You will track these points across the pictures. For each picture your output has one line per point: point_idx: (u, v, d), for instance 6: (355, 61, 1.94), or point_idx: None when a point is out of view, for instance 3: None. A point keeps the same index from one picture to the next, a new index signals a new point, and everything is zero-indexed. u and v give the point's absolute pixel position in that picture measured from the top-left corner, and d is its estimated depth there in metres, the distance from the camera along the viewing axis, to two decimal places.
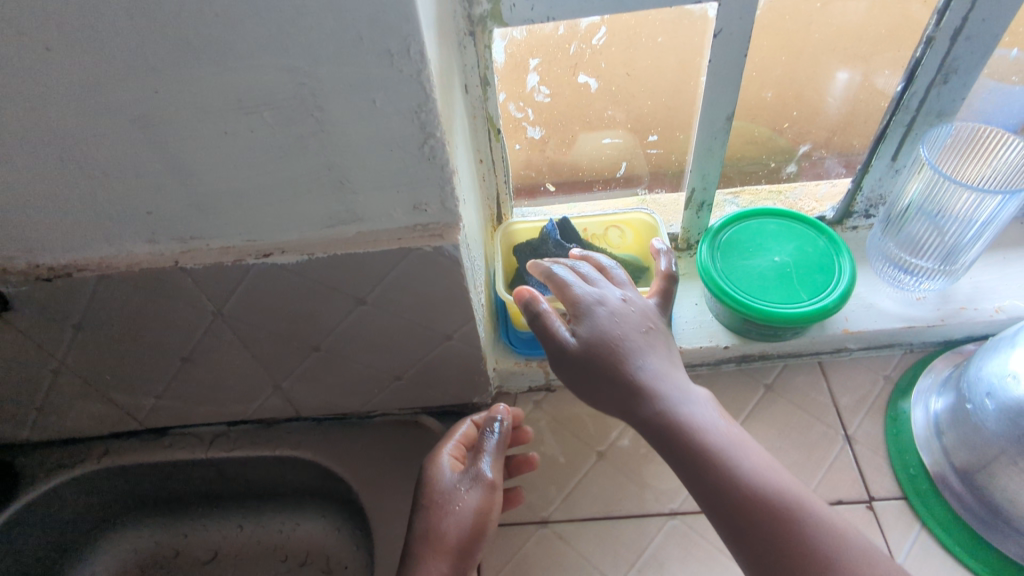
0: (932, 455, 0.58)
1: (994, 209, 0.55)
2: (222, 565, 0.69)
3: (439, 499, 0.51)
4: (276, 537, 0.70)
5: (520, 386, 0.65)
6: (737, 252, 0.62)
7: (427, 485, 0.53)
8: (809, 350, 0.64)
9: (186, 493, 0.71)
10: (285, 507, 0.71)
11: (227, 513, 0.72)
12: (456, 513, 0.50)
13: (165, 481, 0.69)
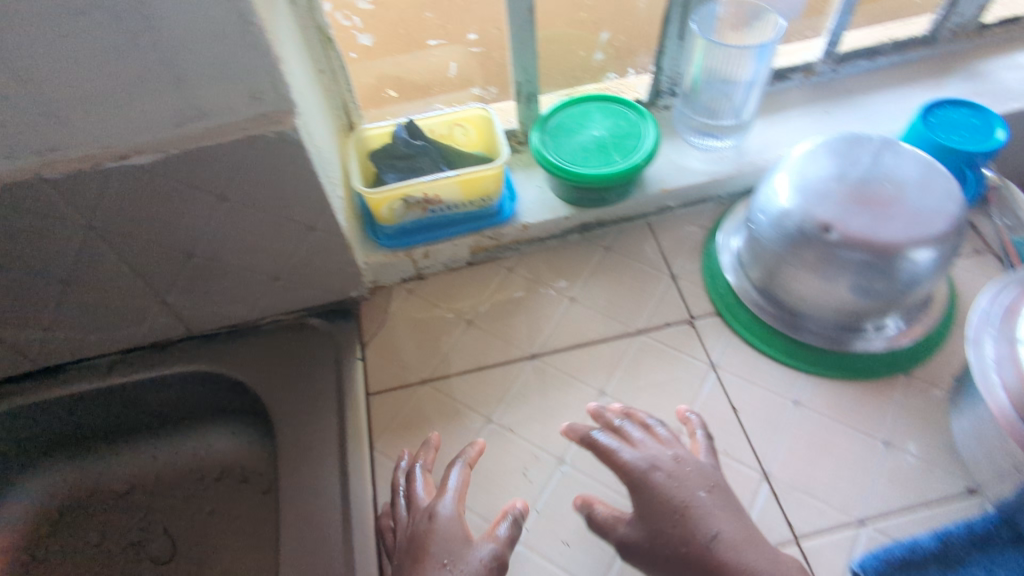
0: (735, 276, 0.70)
1: (760, 61, 0.67)
2: (139, 492, 0.73)
3: (438, 526, 0.48)
4: (190, 459, 0.75)
5: (394, 278, 0.73)
6: (565, 133, 0.71)
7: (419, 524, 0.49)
8: (636, 212, 0.76)
9: (94, 430, 0.74)
10: (196, 431, 0.76)
11: (139, 445, 0.75)
12: (443, 550, 0.47)
13: (71, 418, 0.73)
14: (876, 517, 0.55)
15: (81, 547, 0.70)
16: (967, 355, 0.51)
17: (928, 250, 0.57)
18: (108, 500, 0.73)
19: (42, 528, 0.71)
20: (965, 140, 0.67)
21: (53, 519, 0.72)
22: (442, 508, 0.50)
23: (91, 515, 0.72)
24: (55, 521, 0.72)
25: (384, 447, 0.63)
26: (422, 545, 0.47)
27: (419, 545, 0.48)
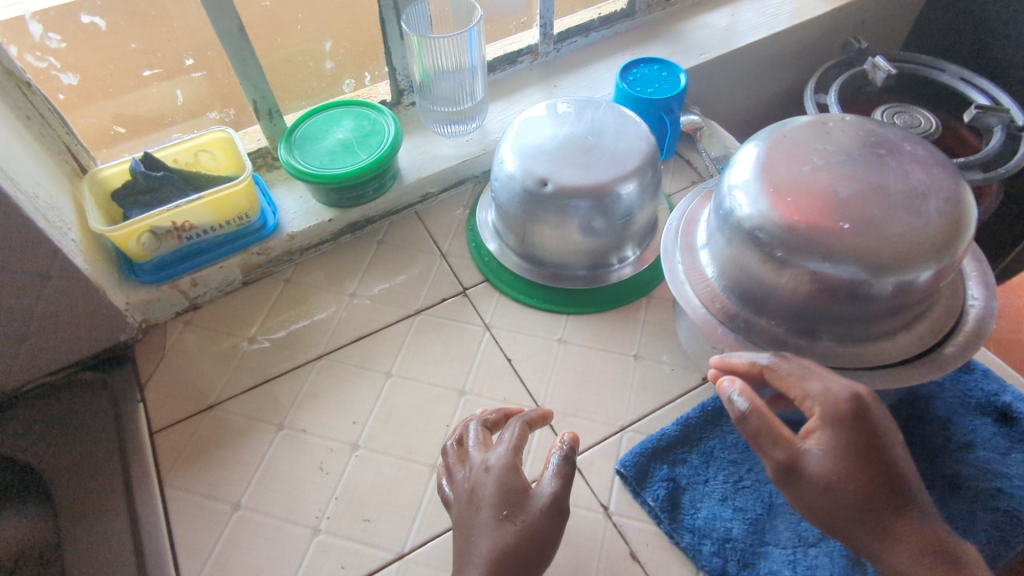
0: (494, 243, 0.76)
1: (467, 47, 0.75)
2: None
3: (501, 491, 0.46)
4: None
5: (166, 313, 0.72)
6: (310, 141, 0.74)
7: (504, 474, 0.47)
8: (400, 204, 0.80)
9: None
10: None
11: None
12: (502, 501, 0.46)
13: None
14: (636, 419, 0.62)
15: None
16: (663, 268, 0.58)
17: (630, 182, 0.66)
18: None
19: None
20: (656, 90, 0.78)
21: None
22: (492, 457, 0.49)
23: None
24: None
25: (172, 482, 0.61)
26: (479, 497, 0.47)
27: (477, 497, 0.47)
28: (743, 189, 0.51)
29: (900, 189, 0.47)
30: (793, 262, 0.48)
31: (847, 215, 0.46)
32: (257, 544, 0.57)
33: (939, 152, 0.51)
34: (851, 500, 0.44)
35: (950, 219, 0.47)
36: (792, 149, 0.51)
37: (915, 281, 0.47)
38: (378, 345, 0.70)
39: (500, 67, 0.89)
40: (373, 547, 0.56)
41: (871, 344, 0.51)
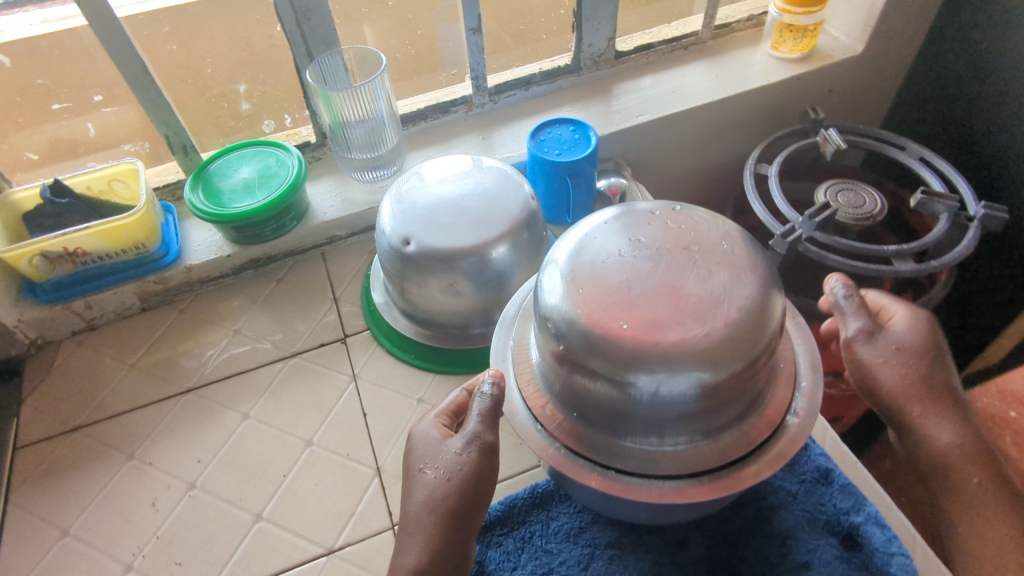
0: (382, 292, 0.76)
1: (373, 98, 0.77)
2: None
3: (428, 452, 0.52)
4: None
5: (61, 331, 0.75)
6: (216, 180, 0.77)
7: (430, 439, 0.53)
8: (306, 245, 0.82)
9: None
10: None
11: None
12: (425, 459, 0.52)
13: None
14: None
15: None
16: (493, 349, 0.56)
17: (494, 250, 0.65)
18: None
19: None
20: (562, 152, 0.77)
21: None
22: (423, 425, 0.54)
23: None
24: None
25: (17, 498, 0.64)
26: (409, 464, 0.53)
27: (409, 463, 0.53)
28: (553, 275, 0.49)
29: (695, 292, 0.45)
30: (577, 359, 0.45)
31: (631, 316, 0.44)
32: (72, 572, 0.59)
33: (759, 255, 0.49)
34: (913, 381, 0.55)
35: (740, 328, 0.44)
36: (606, 237, 0.49)
37: (700, 392, 0.44)
38: (246, 384, 0.71)
39: (432, 115, 0.90)
40: None
41: (671, 452, 0.47)
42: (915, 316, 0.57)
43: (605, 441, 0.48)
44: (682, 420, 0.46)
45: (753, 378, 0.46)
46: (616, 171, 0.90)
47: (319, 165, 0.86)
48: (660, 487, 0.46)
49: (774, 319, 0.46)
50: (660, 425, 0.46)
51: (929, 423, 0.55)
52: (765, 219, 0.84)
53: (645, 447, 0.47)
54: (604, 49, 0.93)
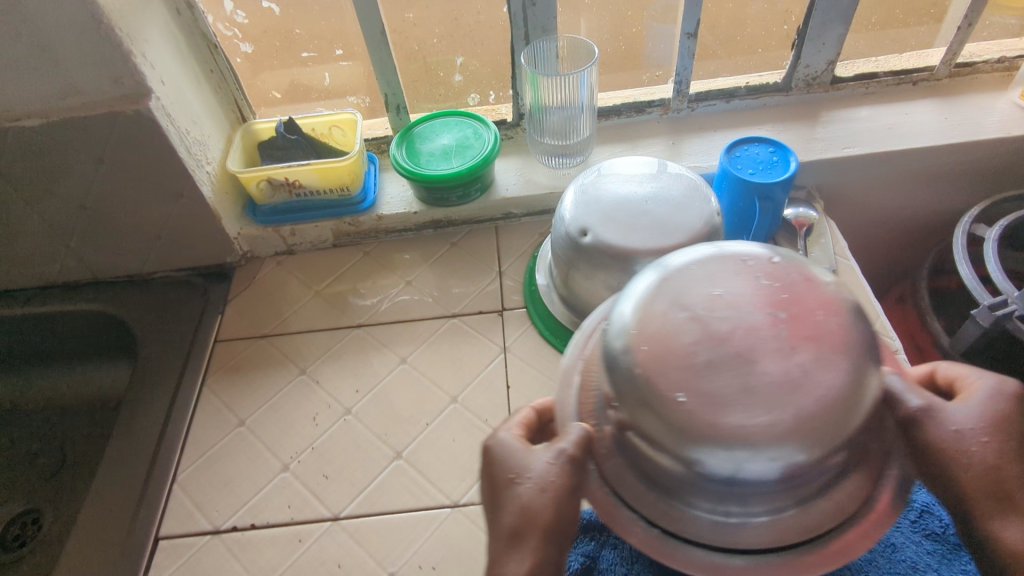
0: (544, 275, 0.78)
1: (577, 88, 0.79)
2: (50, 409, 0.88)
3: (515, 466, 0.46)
4: (89, 385, 0.88)
5: (267, 250, 0.86)
6: (418, 141, 0.83)
7: (512, 454, 0.47)
8: (484, 216, 0.86)
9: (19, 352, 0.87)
10: (93, 362, 0.88)
11: (52, 368, 0.88)
12: (514, 470, 0.46)
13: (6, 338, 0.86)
14: None
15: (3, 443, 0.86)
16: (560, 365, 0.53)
17: None
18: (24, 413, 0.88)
19: None
20: (756, 172, 0.74)
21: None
22: (501, 437, 0.49)
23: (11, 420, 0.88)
24: None
25: (211, 382, 0.74)
26: (495, 475, 0.47)
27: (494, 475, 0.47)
28: (622, 314, 0.44)
29: (769, 370, 0.39)
30: (629, 414, 0.41)
31: (692, 386, 0.39)
32: (241, 458, 0.68)
33: (867, 340, 0.42)
34: (976, 467, 0.43)
35: (813, 421, 0.38)
36: (686, 284, 0.43)
37: (760, 478, 0.38)
38: (408, 332, 0.77)
39: (626, 113, 0.91)
40: (317, 500, 0.64)
41: (725, 526, 0.41)
42: (998, 391, 0.45)
43: (655, 498, 0.43)
44: (745, 500, 0.40)
45: (829, 464, 0.39)
46: (807, 202, 0.85)
47: (510, 144, 0.90)
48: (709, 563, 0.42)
49: (862, 408, 0.40)
50: (717, 500, 0.41)
51: (996, 517, 0.43)
52: (971, 285, 0.76)
53: (708, 517, 0.41)
54: (822, 72, 0.88)
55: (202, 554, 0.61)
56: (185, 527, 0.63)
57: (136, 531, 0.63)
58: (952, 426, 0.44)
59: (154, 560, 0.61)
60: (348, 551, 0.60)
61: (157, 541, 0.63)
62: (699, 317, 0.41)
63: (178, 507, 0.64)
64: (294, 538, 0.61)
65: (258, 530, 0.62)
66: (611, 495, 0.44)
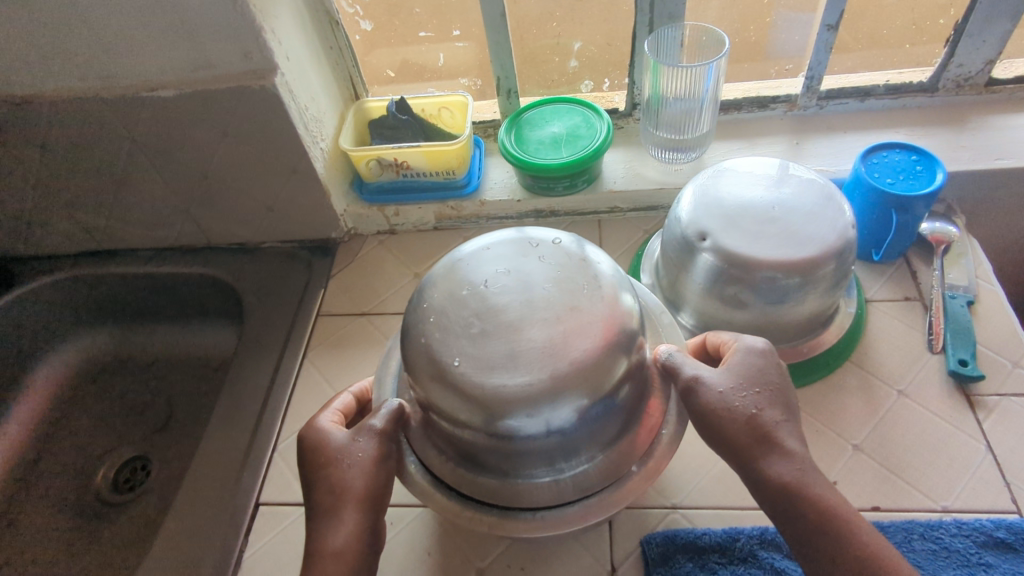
0: (649, 275, 0.75)
1: (703, 79, 0.74)
2: (163, 366, 0.92)
3: (334, 453, 0.51)
4: (202, 347, 0.92)
5: (370, 229, 0.87)
6: (528, 127, 0.81)
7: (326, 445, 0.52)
8: (588, 208, 0.83)
9: (143, 307, 0.93)
10: (207, 324, 0.92)
11: (170, 326, 0.93)
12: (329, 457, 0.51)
13: (131, 292, 0.92)
14: (691, 505, 0.59)
15: (119, 393, 0.91)
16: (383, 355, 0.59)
17: (793, 272, 0.60)
18: (140, 366, 0.93)
19: (96, 366, 0.92)
20: (897, 182, 0.68)
21: (95, 371, 0.92)
22: (324, 421, 0.54)
23: (128, 372, 0.92)
24: (103, 367, 0.92)
25: (311, 355, 0.76)
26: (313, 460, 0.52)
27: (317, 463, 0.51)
28: (428, 295, 0.51)
29: (532, 338, 0.46)
30: (425, 384, 0.49)
31: (467, 353, 0.46)
32: None
33: (614, 315, 0.49)
34: (740, 417, 0.48)
35: (569, 380, 0.46)
36: (478, 265, 0.51)
37: (512, 430, 0.46)
38: None
39: (747, 107, 0.85)
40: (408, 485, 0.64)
41: (514, 484, 0.50)
42: (747, 349, 0.52)
43: (461, 470, 0.51)
44: (522, 457, 0.48)
45: (608, 408, 0.48)
46: (945, 216, 0.77)
47: (620, 134, 0.87)
48: (493, 518, 0.50)
49: (604, 373, 0.47)
50: (506, 456, 0.49)
51: (765, 456, 0.47)
52: None
53: (545, 480, 0.50)
54: (977, 73, 0.79)
55: (298, 524, 0.63)
56: (283, 496, 0.65)
57: (239, 493, 0.66)
58: (715, 387, 0.49)
59: (253, 524, 0.64)
60: (437, 541, 0.60)
61: (257, 506, 0.65)
62: (481, 293, 0.48)
63: (277, 475, 0.67)
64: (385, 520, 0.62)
65: None
66: (423, 471, 0.53)
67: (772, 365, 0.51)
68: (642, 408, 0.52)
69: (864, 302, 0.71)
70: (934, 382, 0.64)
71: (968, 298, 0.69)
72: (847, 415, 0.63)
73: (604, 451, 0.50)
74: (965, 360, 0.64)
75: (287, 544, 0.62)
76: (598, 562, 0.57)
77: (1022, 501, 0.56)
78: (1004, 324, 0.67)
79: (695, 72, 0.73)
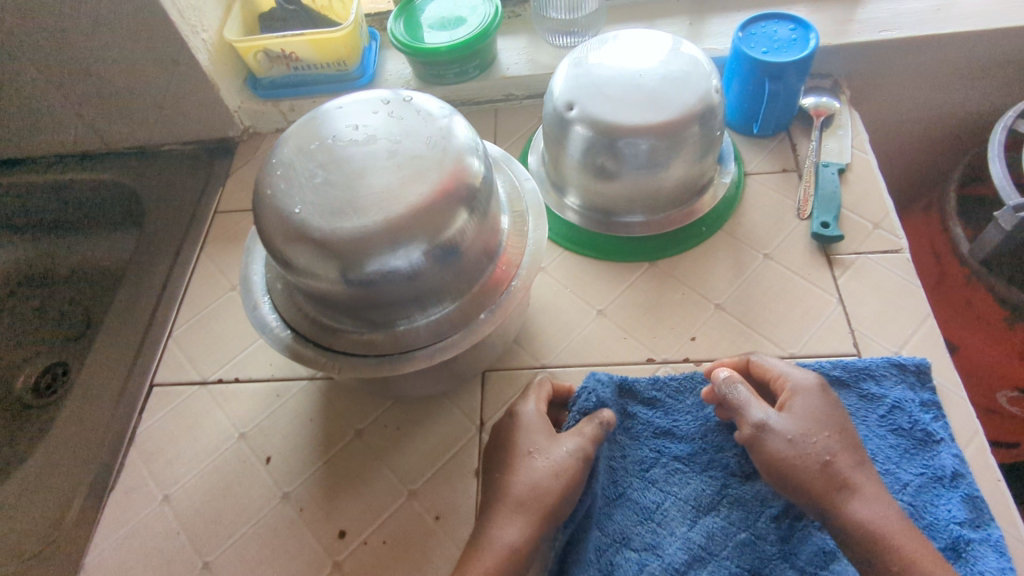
0: (537, 157, 0.76)
1: None
2: (71, 279, 0.87)
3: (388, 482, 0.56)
4: (106, 258, 0.87)
5: (269, 126, 0.87)
6: (417, 13, 0.79)
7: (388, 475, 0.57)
8: (484, 97, 0.83)
9: (48, 220, 0.89)
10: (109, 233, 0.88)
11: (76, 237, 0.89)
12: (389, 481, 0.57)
13: (34, 205, 0.89)
14: (559, 364, 0.62)
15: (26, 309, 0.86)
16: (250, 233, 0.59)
17: (656, 137, 0.61)
18: (47, 280, 0.88)
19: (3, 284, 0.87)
20: (771, 51, 0.67)
21: (11, 284, 0.87)
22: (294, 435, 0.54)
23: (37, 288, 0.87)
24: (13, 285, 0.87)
25: (209, 250, 0.77)
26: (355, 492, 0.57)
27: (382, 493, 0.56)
28: (276, 150, 0.50)
29: (374, 184, 0.46)
30: (274, 240, 0.48)
31: (308, 200, 0.46)
32: (232, 319, 0.71)
33: (462, 163, 0.49)
34: (813, 465, 0.48)
35: (409, 223, 0.46)
36: (329, 122, 0.50)
37: (356, 273, 0.47)
38: None
39: None
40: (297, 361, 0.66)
41: (369, 334, 0.52)
42: (808, 389, 0.51)
43: (319, 320, 0.52)
44: (375, 307, 0.50)
45: (455, 253, 0.49)
46: (831, 91, 0.78)
47: (518, 21, 0.86)
48: (346, 364, 0.51)
49: (445, 218, 0.48)
50: (355, 305, 0.50)
51: (844, 502, 0.47)
52: (1000, 183, 0.70)
53: (400, 327, 0.52)
54: None
55: (190, 401, 0.65)
56: (177, 377, 0.67)
57: (134, 377, 0.68)
58: (784, 436, 0.49)
59: (147, 403, 0.66)
60: (320, 407, 0.63)
61: (152, 387, 0.67)
62: (328, 146, 0.48)
63: (172, 359, 0.69)
64: (272, 394, 0.64)
65: (241, 384, 0.66)
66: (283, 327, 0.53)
67: (834, 404, 0.51)
68: (494, 262, 0.54)
69: (743, 176, 0.73)
70: (799, 245, 0.67)
71: (840, 166, 0.71)
72: (714, 278, 0.66)
73: (454, 301, 0.52)
74: (827, 223, 0.66)
75: (180, 419, 0.64)
76: (469, 419, 0.60)
77: (862, 345, 0.60)
78: (872, 190, 0.69)
79: None
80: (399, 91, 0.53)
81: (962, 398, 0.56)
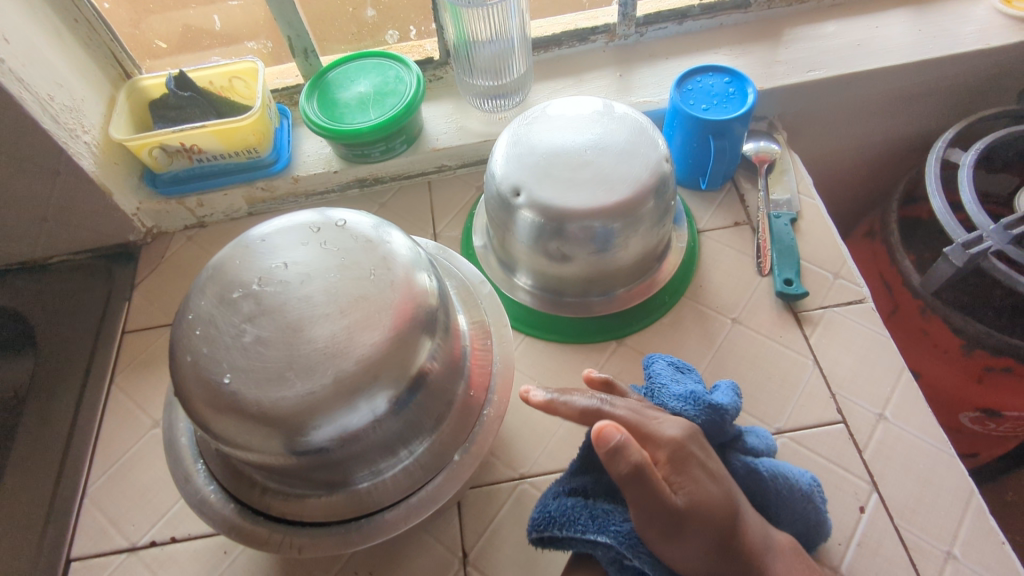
0: (481, 237, 0.71)
1: (506, 21, 0.70)
2: None
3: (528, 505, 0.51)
4: None
5: (175, 224, 0.78)
6: (331, 90, 0.73)
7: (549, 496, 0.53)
8: (415, 170, 0.78)
9: None
10: None
11: None
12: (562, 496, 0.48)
13: None
14: (539, 472, 0.57)
15: None
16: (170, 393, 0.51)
17: (611, 216, 0.57)
18: None
19: None
20: (711, 107, 0.65)
21: None
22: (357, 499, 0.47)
23: None
24: None
25: (120, 380, 0.67)
26: None
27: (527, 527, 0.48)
28: (193, 303, 0.43)
29: (316, 337, 0.40)
30: (203, 413, 0.41)
31: (240, 367, 0.39)
32: (157, 465, 0.62)
33: (414, 291, 0.43)
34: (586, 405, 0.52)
35: (363, 377, 0.40)
36: (250, 260, 0.43)
37: (308, 445, 0.40)
38: None
39: (567, 42, 0.81)
40: None
41: (329, 497, 0.45)
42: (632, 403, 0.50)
43: (267, 490, 0.45)
44: (334, 472, 0.43)
45: (422, 396, 0.43)
46: (768, 133, 0.77)
47: (440, 85, 0.81)
48: (307, 538, 0.45)
49: (406, 360, 0.41)
50: (309, 473, 0.43)
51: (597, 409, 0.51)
52: (943, 217, 0.70)
53: (365, 485, 0.45)
54: None
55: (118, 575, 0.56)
56: (99, 547, 0.57)
57: (44, 555, 0.57)
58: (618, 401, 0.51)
59: None
60: (277, 562, 0.55)
61: (68, 563, 0.57)
62: (255, 294, 0.41)
63: (90, 525, 0.58)
64: (218, 551, 0.56)
65: (179, 544, 0.57)
66: (226, 499, 0.46)
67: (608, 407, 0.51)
68: (465, 386, 0.48)
69: (696, 234, 0.70)
70: (765, 305, 0.65)
71: (791, 215, 0.69)
72: (685, 350, 0.63)
73: (425, 442, 0.46)
74: (790, 280, 0.64)
75: None
76: (450, 551, 0.54)
77: (846, 409, 0.58)
78: (825, 236, 0.68)
79: (496, 12, 0.69)
80: (328, 213, 0.47)
81: (951, 456, 0.55)
